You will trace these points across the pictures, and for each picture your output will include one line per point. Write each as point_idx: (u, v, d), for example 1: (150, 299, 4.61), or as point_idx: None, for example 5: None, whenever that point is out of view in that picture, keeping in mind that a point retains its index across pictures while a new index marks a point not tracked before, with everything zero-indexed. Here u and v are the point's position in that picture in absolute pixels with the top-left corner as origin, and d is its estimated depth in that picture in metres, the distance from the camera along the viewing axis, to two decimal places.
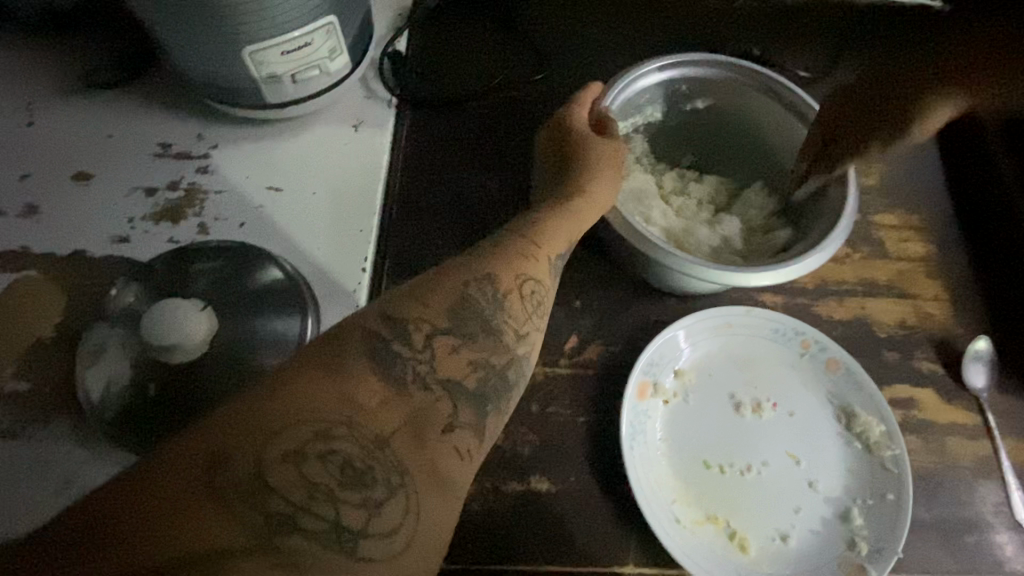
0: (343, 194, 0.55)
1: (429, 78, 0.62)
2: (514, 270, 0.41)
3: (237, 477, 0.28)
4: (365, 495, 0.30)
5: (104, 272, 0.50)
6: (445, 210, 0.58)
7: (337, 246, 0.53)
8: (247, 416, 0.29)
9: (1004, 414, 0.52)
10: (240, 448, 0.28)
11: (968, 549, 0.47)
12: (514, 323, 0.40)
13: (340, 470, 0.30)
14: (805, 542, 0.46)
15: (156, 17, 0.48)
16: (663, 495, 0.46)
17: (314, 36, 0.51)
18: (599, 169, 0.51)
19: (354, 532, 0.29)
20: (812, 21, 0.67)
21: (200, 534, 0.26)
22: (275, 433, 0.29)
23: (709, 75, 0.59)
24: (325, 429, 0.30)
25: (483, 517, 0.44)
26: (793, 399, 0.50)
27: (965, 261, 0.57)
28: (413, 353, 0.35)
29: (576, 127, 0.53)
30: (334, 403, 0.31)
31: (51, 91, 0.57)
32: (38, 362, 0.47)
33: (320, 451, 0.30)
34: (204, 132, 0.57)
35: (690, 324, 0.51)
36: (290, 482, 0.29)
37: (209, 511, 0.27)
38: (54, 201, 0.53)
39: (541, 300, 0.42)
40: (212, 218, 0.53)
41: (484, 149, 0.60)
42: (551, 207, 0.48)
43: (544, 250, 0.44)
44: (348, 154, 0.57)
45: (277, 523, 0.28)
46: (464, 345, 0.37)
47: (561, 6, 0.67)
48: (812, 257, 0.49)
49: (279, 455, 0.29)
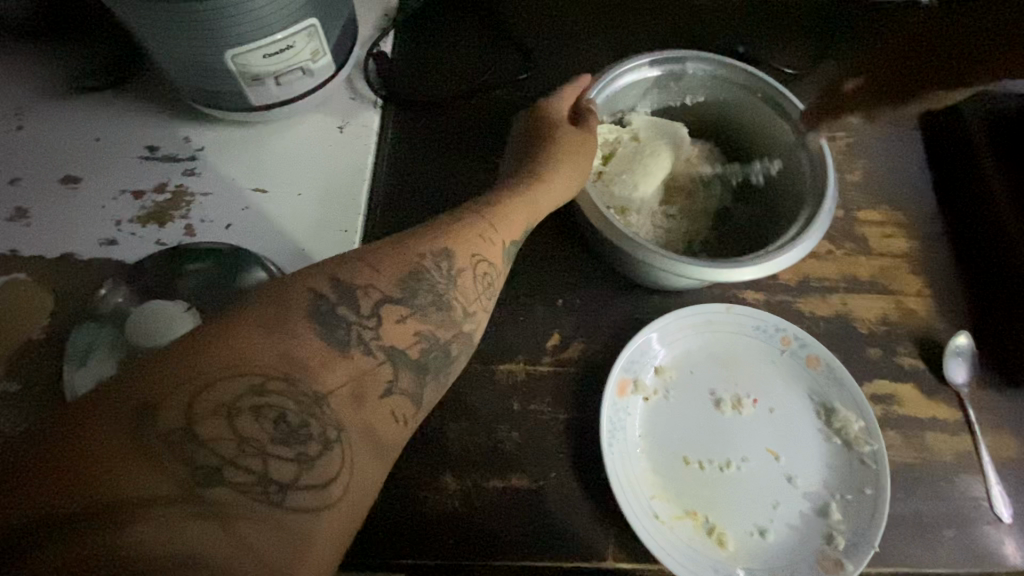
0: (314, 183, 0.56)
1: (412, 73, 0.63)
2: (468, 250, 0.42)
3: (164, 430, 0.27)
4: (298, 450, 0.30)
5: (92, 275, 0.51)
6: (411, 195, 0.58)
7: (305, 224, 0.55)
8: (173, 369, 0.29)
9: (985, 410, 0.52)
10: (169, 399, 0.28)
11: (946, 544, 0.47)
12: (464, 299, 0.41)
13: (274, 425, 0.30)
14: (783, 538, 0.46)
15: (139, 24, 0.48)
16: (642, 491, 0.46)
17: (296, 38, 0.51)
18: (567, 159, 0.52)
19: (283, 485, 0.29)
20: (796, 20, 0.67)
21: (117, 482, 0.26)
22: (207, 386, 0.29)
23: (697, 71, 0.59)
24: (260, 384, 0.30)
25: (464, 513, 0.45)
26: (773, 395, 0.51)
27: (949, 257, 0.57)
28: (358, 318, 0.35)
29: (552, 120, 0.54)
30: (273, 359, 0.31)
31: (40, 96, 0.58)
32: (27, 363, 0.47)
33: (254, 405, 0.30)
34: (192, 135, 0.58)
35: (670, 322, 0.51)
36: (219, 435, 0.28)
37: (128, 460, 0.26)
38: (43, 204, 0.54)
39: (493, 283, 0.43)
40: (198, 219, 0.54)
41: (455, 136, 0.61)
42: (513, 191, 0.49)
43: (500, 233, 0.45)
44: (330, 151, 0.58)
45: (203, 475, 0.27)
46: (413, 316, 0.38)
47: (547, 4, 0.68)
48: (788, 251, 0.49)
49: (211, 408, 0.29)
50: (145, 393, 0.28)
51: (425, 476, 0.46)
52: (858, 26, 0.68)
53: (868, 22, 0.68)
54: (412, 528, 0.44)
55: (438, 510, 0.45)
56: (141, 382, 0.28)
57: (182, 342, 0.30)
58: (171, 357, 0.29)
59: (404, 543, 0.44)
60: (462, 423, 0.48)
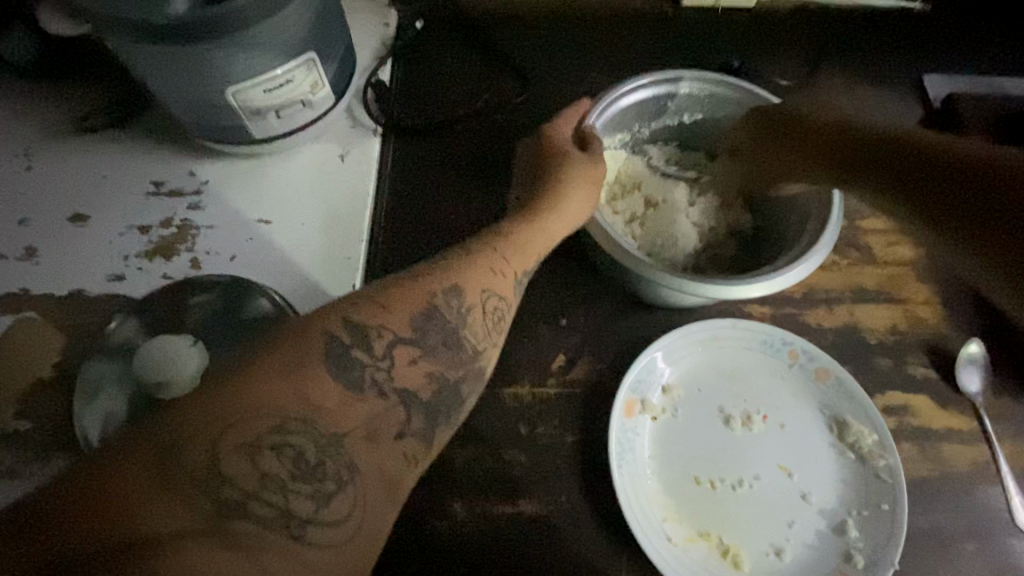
0: (318, 211, 0.57)
1: (415, 103, 0.64)
2: (479, 285, 0.42)
3: (191, 467, 0.29)
4: (316, 486, 0.31)
5: (101, 311, 0.52)
6: (420, 226, 0.58)
7: (307, 251, 0.55)
8: (197, 412, 0.30)
9: (1001, 418, 0.51)
10: (193, 440, 0.30)
11: (968, 558, 0.46)
12: (474, 337, 0.41)
13: (293, 463, 0.31)
14: (798, 558, 0.45)
15: (142, 64, 0.49)
16: (654, 512, 0.46)
17: (296, 73, 0.52)
18: (578, 186, 0.52)
19: (303, 519, 0.30)
20: (791, 32, 0.68)
21: (147, 517, 0.27)
22: (230, 426, 0.30)
23: (695, 90, 0.60)
24: (280, 423, 0.31)
25: (473, 540, 0.45)
26: (783, 411, 0.50)
27: (957, 262, 0.56)
28: (371, 360, 0.36)
29: (558, 146, 0.55)
30: (290, 401, 0.32)
31: (48, 135, 0.59)
32: (38, 401, 0.48)
33: (274, 444, 0.31)
34: (196, 168, 0.58)
35: (676, 340, 0.51)
36: (242, 471, 0.30)
37: (156, 497, 0.28)
38: (52, 242, 0.55)
39: (503, 316, 0.43)
40: (203, 252, 0.54)
41: (460, 164, 0.61)
42: (523, 220, 0.49)
43: (512, 266, 0.45)
44: (330, 180, 0.59)
45: (228, 509, 0.29)
46: (425, 356, 0.38)
47: (542, 25, 0.68)
48: (789, 272, 0.49)
49: (234, 447, 0.30)
50: (174, 433, 0.30)
51: (434, 503, 0.46)
52: (853, 36, 0.68)
53: (864, 31, 0.68)
54: (421, 557, 0.44)
55: (446, 538, 0.45)
56: (172, 424, 0.30)
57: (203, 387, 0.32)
58: (198, 401, 0.31)
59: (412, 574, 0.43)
60: (469, 448, 0.48)
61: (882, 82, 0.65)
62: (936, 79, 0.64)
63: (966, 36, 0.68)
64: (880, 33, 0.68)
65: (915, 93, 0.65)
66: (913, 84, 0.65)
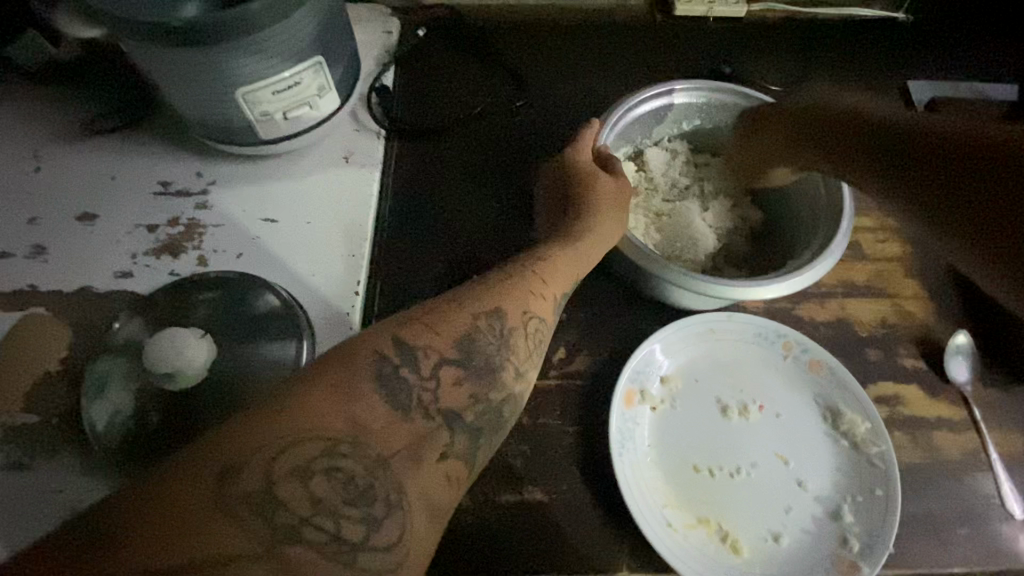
0: (338, 227, 0.57)
1: (425, 116, 0.65)
2: (520, 307, 0.43)
3: (245, 489, 0.29)
4: (365, 511, 0.32)
5: (108, 306, 0.53)
6: (440, 240, 0.59)
7: (323, 270, 0.55)
8: (253, 433, 0.31)
9: (990, 406, 0.52)
10: (249, 462, 0.30)
11: (962, 542, 0.47)
12: (517, 359, 0.42)
13: (344, 487, 0.32)
14: (796, 543, 0.46)
15: (155, 67, 0.51)
16: (654, 500, 0.47)
17: (303, 74, 0.54)
18: (605, 208, 0.52)
19: (353, 545, 0.31)
20: (779, 39, 0.71)
21: (208, 541, 0.28)
22: (283, 449, 0.31)
23: (693, 99, 0.61)
24: (331, 446, 0.32)
25: (478, 529, 0.45)
26: (779, 401, 0.51)
27: (943, 257, 0.58)
28: (419, 381, 0.37)
29: (579, 166, 0.54)
30: (341, 423, 0.33)
31: (57, 137, 0.61)
32: (45, 395, 0.49)
33: (325, 467, 0.32)
34: (202, 169, 0.60)
35: (673, 332, 0.52)
36: (296, 495, 0.30)
37: (213, 520, 0.28)
38: (61, 241, 0.55)
39: (543, 338, 0.44)
40: (211, 250, 0.56)
41: (477, 174, 0.62)
42: (556, 245, 0.49)
43: (550, 289, 0.46)
44: (344, 194, 0.59)
45: (282, 534, 0.29)
46: (468, 377, 0.39)
47: (540, 33, 0.71)
48: (806, 270, 0.49)
49: (287, 469, 0.31)
50: (228, 454, 0.30)
51: None
52: (839, 46, 0.71)
53: (849, 40, 0.71)
54: None
55: (451, 526, 0.45)
56: (226, 445, 0.30)
57: (259, 409, 0.32)
58: (250, 423, 0.31)
59: None
60: None
61: (866, 86, 0.68)
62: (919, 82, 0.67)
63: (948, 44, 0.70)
64: (865, 42, 0.71)
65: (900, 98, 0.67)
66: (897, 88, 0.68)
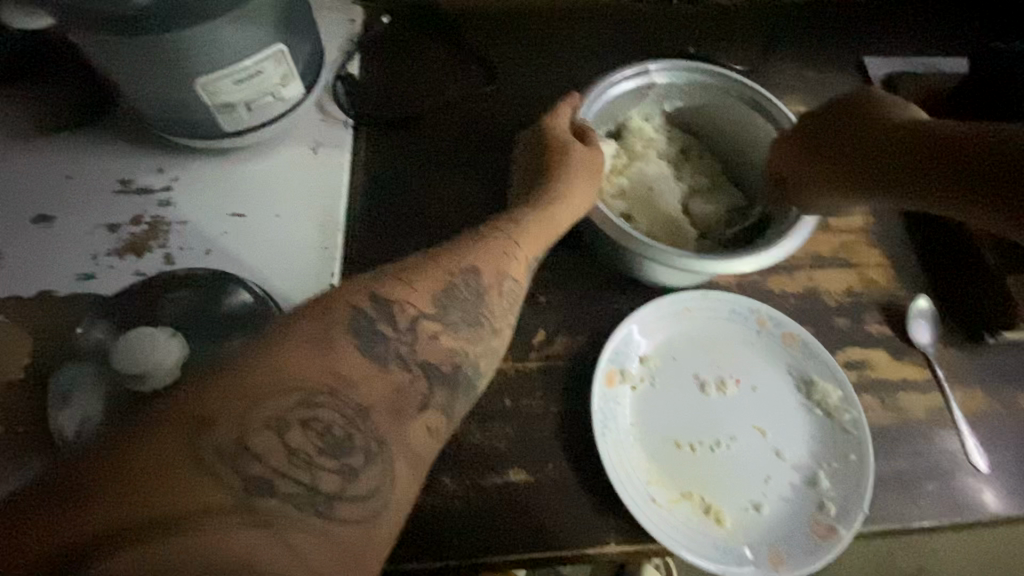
0: (311, 213, 0.57)
1: (398, 103, 0.64)
2: (494, 268, 0.42)
3: (219, 443, 0.28)
4: (342, 462, 0.31)
5: (69, 308, 0.51)
6: (409, 222, 0.58)
7: (294, 264, 0.54)
8: (219, 390, 0.30)
9: (951, 365, 0.55)
10: (220, 415, 0.29)
11: (930, 496, 0.49)
12: (491, 317, 0.41)
13: (320, 439, 0.30)
14: (777, 512, 0.47)
15: (111, 60, 0.49)
16: (639, 477, 0.47)
17: (265, 63, 0.52)
18: (579, 179, 0.52)
19: (330, 495, 0.29)
20: (742, 18, 0.72)
21: (175, 494, 0.26)
22: (258, 401, 0.30)
23: (674, 78, 0.61)
24: (309, 397, 0.31)
25: (463, 514, 0.45)
26: (754, 374, 0.53)
27: (903, 226, 0.60)
28: (391, 338, 0.36)
29: (554, 136, 0.54)
30: (313, 377, 0.32)
31: (10, 139, 0.58)
32: (10, 404, 0.47)
33: (302, 418, 0.30)
34: (164, 165, 0.58)
35: (649, 314, 0.53)
36: (270, 447, 0.29)
37: (184, 471, 0.27)
38: (17, 245, 0.53)
39: (516, 301, 0.44)
40: (177, 248, 0.54)
41: (451, 159, 0.62)
42: (527, 212, 0.49)
43: (522, 251, 0.45)
44: (314, 181, 0.58)
45: (255, 485, 0.28)
46: (444, 335, 0.38)
47: (505, 16, 0.70)
48: (784, 245, 0.50)
49: (262, 421, 0.29)
50: (198, 408, 0.29)
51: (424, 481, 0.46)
52: (798, 24, 0.72)
53: (807, 17, 0.72)
54: (414, 534, 0.44)
55: (437, 513, 0.45)
56: (197, 399, 0.29)
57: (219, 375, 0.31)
58: (219, 381, 0.30)
59: (402, 549, 0.43)
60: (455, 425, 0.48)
61: (825, 63, 0.70)
62: (874, 58, 0.69)
63: (899, 21, 0.73)
64: (819, 21, 0.73)
65: (856, 74, 0.69)
66: (853, 65, 0.70)
